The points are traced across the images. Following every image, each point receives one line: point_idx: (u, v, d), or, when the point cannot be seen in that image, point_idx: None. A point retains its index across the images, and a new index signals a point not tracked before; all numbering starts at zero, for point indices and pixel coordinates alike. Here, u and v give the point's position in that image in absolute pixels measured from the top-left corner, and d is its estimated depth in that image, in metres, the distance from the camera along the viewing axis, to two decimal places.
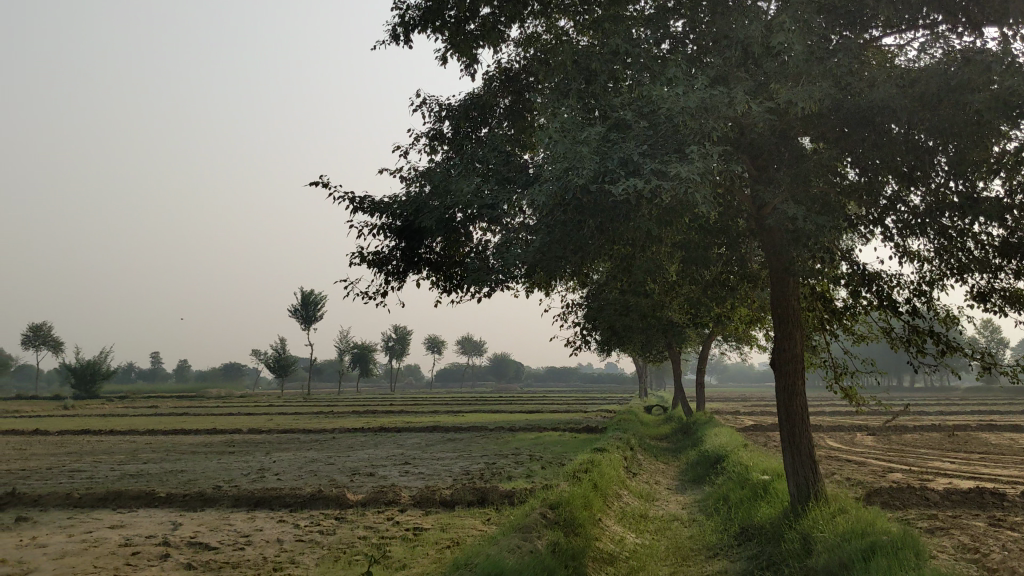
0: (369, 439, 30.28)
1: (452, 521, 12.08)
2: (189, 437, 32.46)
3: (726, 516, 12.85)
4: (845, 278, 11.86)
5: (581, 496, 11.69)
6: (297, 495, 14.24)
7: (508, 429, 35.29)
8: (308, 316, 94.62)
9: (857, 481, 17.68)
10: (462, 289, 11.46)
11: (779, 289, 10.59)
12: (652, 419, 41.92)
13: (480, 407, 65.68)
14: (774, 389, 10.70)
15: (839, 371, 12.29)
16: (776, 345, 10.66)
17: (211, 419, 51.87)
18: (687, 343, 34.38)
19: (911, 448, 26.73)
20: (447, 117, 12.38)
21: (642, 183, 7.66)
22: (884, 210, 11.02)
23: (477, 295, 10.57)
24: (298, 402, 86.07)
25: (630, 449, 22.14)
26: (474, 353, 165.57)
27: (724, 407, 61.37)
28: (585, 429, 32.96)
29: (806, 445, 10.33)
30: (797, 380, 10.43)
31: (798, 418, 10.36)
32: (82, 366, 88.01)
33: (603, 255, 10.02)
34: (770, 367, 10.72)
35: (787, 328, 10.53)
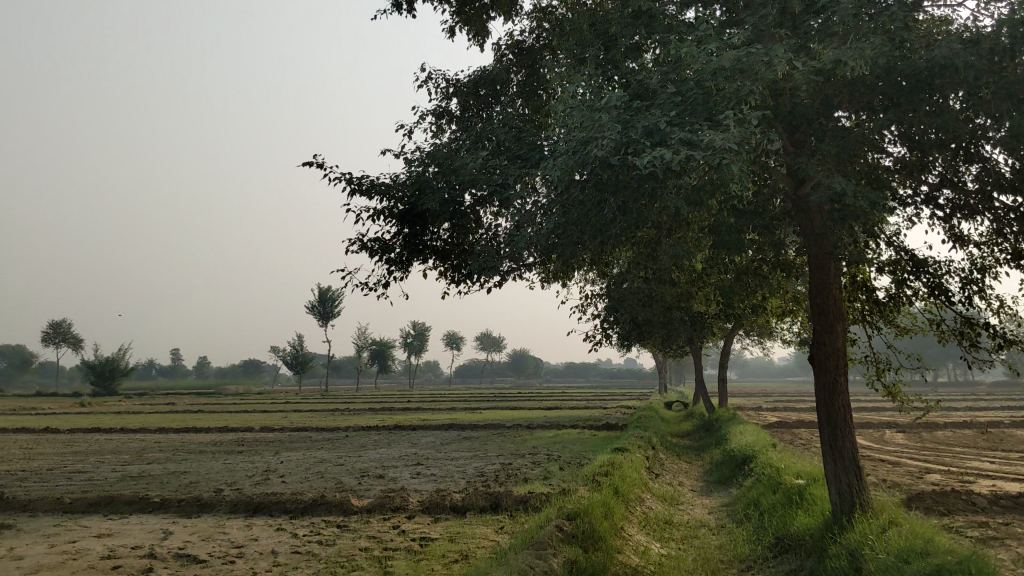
0: (382, 438, 29.45)
1: (462, 530, 11.20)
2: (201, 436, 31.76)
3: (758, 524, 11.88)
4: (888, 266, 10.89)
5: (601, 503, 10.78)
6: (299, 500, 13.40)
7: (525, 427, 34.38)
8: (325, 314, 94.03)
9: (894, 483, 16.65)
10: (470, 281, 10.57)
11: (818, 277, 9.58)
12: (673, 416, 40.92)
13: (498, 403, 64.85)
14: (814, 387, 9.70)
15: (882, 367, 11.32)
16: (815, 339, 9.66)
17: (226, 416, 51.28)
18: (709, 338, 33.35)
19: (945, 446, 25.64)
20: (455, 96, 11.51)
21: (670, 154, 6.75)
22: (933, 190, 10.05)
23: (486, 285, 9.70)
24: (315, 399, 85.59)
25: (652, 449, 21.19)
26: (492, 348, 164.76)
27: (746, 403, 60.25)
28: (605, 427, 32.00)
29: (850, 450, 9.31)
30: (839, 378, 9.44)
31: (841, 419, 9.36)
32: (101, 363, 87.81)
33: (625, 240, 9.11)
34: (809, 363, 9.72)
35: (828, 319, 9.51)
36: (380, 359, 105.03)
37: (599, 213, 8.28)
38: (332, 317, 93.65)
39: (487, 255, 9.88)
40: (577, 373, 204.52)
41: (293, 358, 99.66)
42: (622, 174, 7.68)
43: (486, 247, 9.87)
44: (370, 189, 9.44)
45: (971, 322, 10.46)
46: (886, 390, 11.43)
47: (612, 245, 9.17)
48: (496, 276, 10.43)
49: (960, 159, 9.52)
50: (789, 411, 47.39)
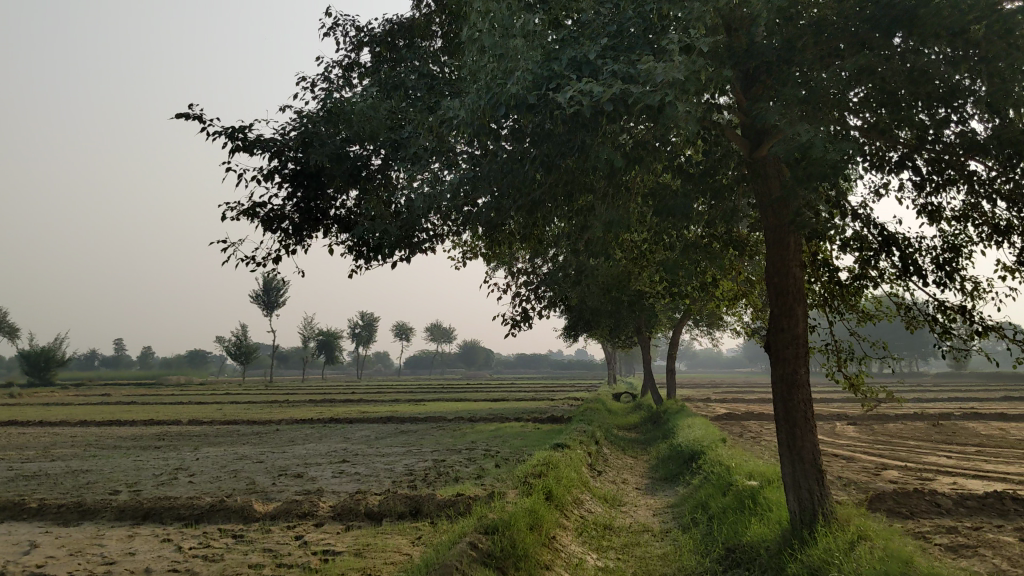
0: (314, 432, 27.87)
1: (373, 542, 9.81)
2: (122, 429, 29.87)
3: (706, 531, 10.66)
4: (853, 243, 9.74)
5: (530, 510, 9.46)
6: (195, 506, 11.91)
7: (467, 419, 33.03)
8: (269, 302, 92.01)
9: (850, 481, 15.62)
10: (379, 256, 9.14)
11: (777, 254, 8.33)
12: (621, 408, 39.88)
13: (443, 395, 63.36)
14: (770, 379, 8.45)
15: (844, 356, 10.16)
16: (772, 325, 8.40)
17: (159, 407, 49.24)
18: (658, 327, 32.28)
19: (898, 440, 24.77)
20: (369, 46, 10.08)
21: (602, 88, 5.43)
22: (904, 156, 8.93)
23: (395, 258, 8.29)
24: (256, 390, 83.31)
25: (595, 444, 19.96)
26: (442, 339, 163.03)
27: (695, 394, 59.63)
28: (550, 420, 30.79)
29: (810, 451, 8.08)
30: (799, 368, 8.19)
31: (802, 417, 8.12)
32: (34, 352, 84.65)
33: (555, 204, 7.77)
34: (765, 351, 8.46)
35: (788, 301, 8.25)
36: (326, 350, 102.78)
37: (517, 172, 6.91)
38: (276, 306, 91.52)
39: (393, 223, 8.49)
40: (526, 364, 203.52)
41: (235, 347, 97.18)
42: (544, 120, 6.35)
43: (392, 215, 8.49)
44: (253, 146, 7.99)
45: (944, 306, 9.34)
46: (847, 382, 10.31)
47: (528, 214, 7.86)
48: (409, 250, 9.01)
49: (936, 119, 8.37)
50: (737, 402, 46.66)
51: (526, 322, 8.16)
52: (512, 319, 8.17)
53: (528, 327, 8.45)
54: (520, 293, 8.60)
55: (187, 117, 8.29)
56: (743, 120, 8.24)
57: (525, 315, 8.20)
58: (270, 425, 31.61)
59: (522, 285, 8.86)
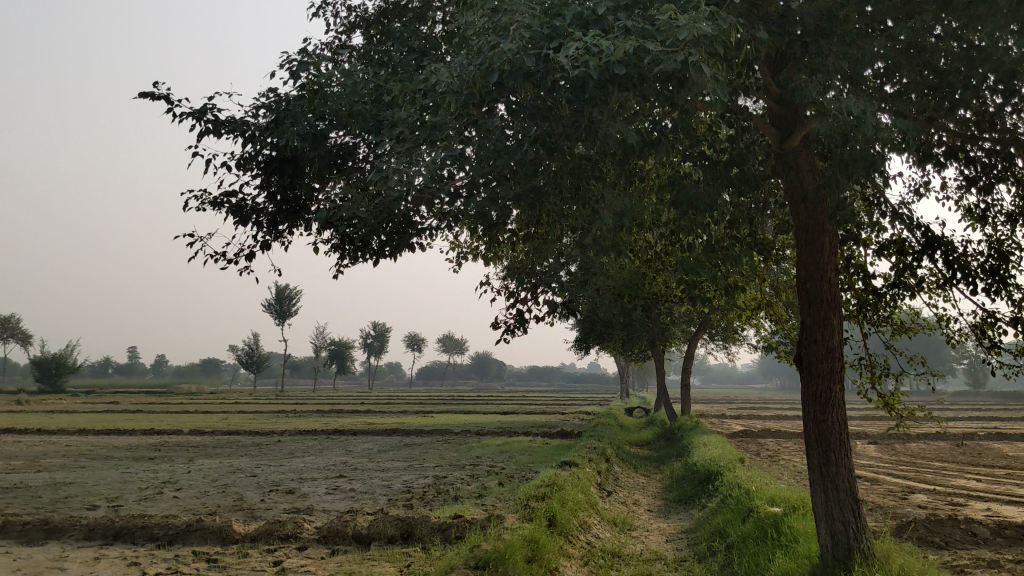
0: (316, 444, 27.01)
1: (358, 570, 8.92)
2: (121, 439, 29.09)
3: (724, 562, 9.72)
4: (890, 246, 8.83)
5: (530, 538, 8.54)
6: (171, 525, 11.06)
7: (474, 433, 32.13)
8: (281, 312, 91.31)
9: (877, 506, 14.65)
10: (367, 254, 8.26)
11: (809, 258, 7.39)
12: (633, 423, 38.87)
13: (454, 407, 62.47)
14: (801, 399, 7.52)
15: (879, 371, 9.22)
16: (803, 336, 7.46)
17: (163, 417, 48.36)
18: (672, 341, 31.32)
19: (923, 460, 23.72)
20: (360, 24, 9.23)
21: (615, 47, 4.62)
22: (949, 149, 8.02)
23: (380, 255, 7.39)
24: (266, 399, 82.57)
25: (606, 462, 19.00)
26: (455, 350, 162.06)
27: (709, 410, 58.49)
28: (560, 435, 29.87)
29: (845, 478, 7.15)
30: (834, 385, 7.25)
31: (836, 440, 7.20)
32: (45, 358, 84.16)
33: (562, 194, 6.83)
34: (795, 366, 7.52)
35: (822, 309, 7.30)
36: (337, 360, 102.00)
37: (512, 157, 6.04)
38: (288, 315, 90.84)
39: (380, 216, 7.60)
40: (538, 377, 202.27)
41: (246, 357, 96.54)
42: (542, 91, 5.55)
43: (377, 207, 7.60)
44: (222, 128, 7.15)
45: (993, 318, 8.41)
46: (881, 401, 9.38)
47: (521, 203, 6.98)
48: (399, 248, 8.13)
49: (988, 106, 7.48)
50: (753, 419, 45.53)
51: (521, 327, 7.27)
52: (503, 327, 7.29)
53: (523, 333, 7.56)
54: (519, 296, 7.70)
55: (153, 96, 7.43)
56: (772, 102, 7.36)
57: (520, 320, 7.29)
58: (272, 436, 30.80)
59: (518, 286, 7.96)
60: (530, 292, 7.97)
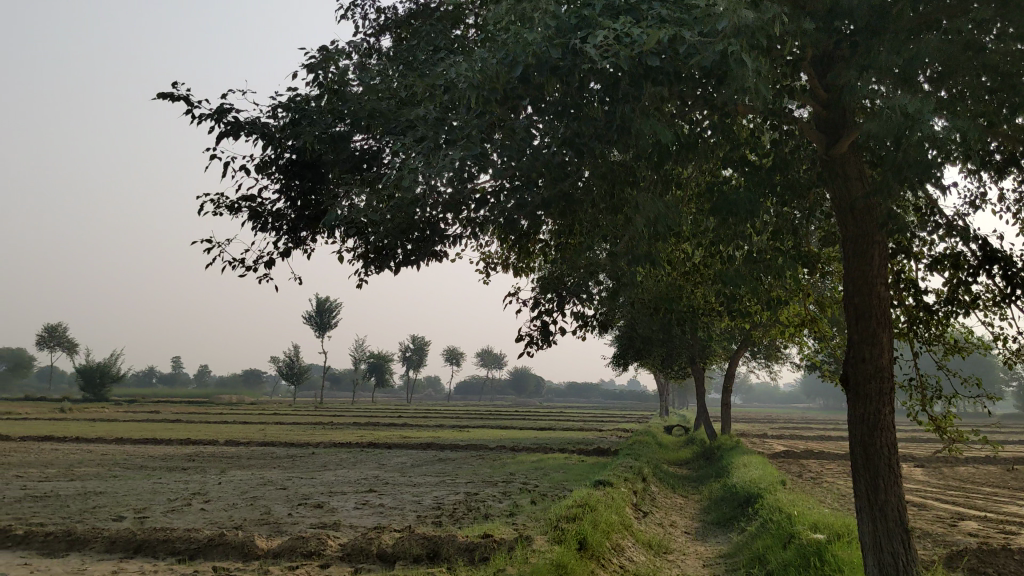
0: (349, 458, 26.77)
1: None
2: (156, 449, 29.05)
3: None
4: (943, 262, 8.37)
5: (559, 562, 8.15)
6: (193, 539, 10.82)
7: (510, 449, 31.71)
8: (321, 325, 91.59)
9: (925, 533, 14.05)
10: (390, 263, 8.00)
11: (857, 271, 6.95)
12: (671, 441, 38.20)
13: (491, 422, 62.02)
14: (847, 420, 7.07)
15: (930, 393, 8.73)
16: (850, 354, 7.02)
17: (201, 427, 48.46)
18: (711, 358, 30.73)
19: (973, 485, 22.91)
20: (389, 26, 8.99)
21: (647, 36, 4.34)
22: (1009, 158, 7.57)
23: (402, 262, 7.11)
24: (304, 411, 82.76)
25: (642, 481, 18.54)
26: (494, 364, 161.81)
27: (750, 429, 57.53)
28: (596, 452, 29.35)
29: (894, 506, 6.69)
30: (883, 407, 6.79)
31: (884, 466, 6.74)
32: (88, 367, 85.08)
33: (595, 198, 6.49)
34: (841, 386, 7.08)
35: (871, 325, 6.84)
36: (376, 373, 102.04)
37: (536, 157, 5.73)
38: (327, 328, 91.08)
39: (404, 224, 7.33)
40: (577, 393, 201.22)
41: (286, 368, 96.93)
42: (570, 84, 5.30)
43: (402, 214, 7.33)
44: (242, 129, 6.91)
45: None
46: (932, 424, 8.89)
47: (549, 208, 6.65)
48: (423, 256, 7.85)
49: None
50: (794, 440, 44.60)
51: (544, 337, 6.91)
52: (525, 337, 6.93)
53: (548, 345, 7.19)
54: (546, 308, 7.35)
55: (173, 98, 7.21)
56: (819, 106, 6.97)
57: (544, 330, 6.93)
58: (306, 448, 30.66)
59: (547, 297, 7.63)
60: (558, 303, 7.62)
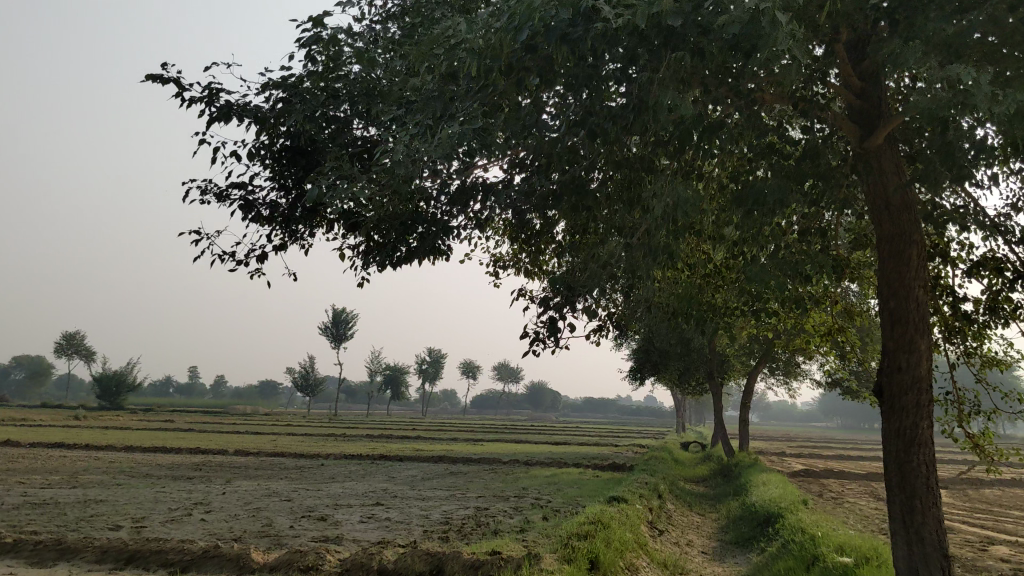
0: (360, 469, 26.28)
1: None
2: (165, 457, 28.63)
3: None
4: (984, 267, 7.82)
5: None
6: (187, 550, 10.36)
7: (524, 463, 31.11)
8: (338, 336, 91.30)
9: (956, 558, 13.38)
10: (391, 258, 7.58)
11: (893, 271, 6.39)
12: (689, 458, 37.46)
13: (506, 436, 61.37)
14: (882, 436, 6.51)
15: (969, 408, 8.17)
16: (884, 362, 6.46)
17: (213, 437, 48.04)
18: (731, 374, 30.06)
19: (1001, 508, 22.14)
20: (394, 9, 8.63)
21: None
22: None
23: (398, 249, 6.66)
24: (319, 422, 82.33)
25: (658, 498, 17.94)
26: (510, 378, 161.07)
27: (769, 447, 56.60)
28: (612, 468, 28.72)
29: (933, 529, 6.13)
30: (922, 422, 6.22)
31: (923, 486, 6.18)
32: (105, 376, 85.09)
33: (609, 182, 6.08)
34: (874, 398, 6.53)
35: (908, 331, 6.28)
36: (392, 386, 101.50)
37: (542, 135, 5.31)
38: (344, 340, 90.68)
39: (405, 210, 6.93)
40: (594, 408, 200.04)
41: (302, 379, 96.57)
42: (580, 53, 4.90)
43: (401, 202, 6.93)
44: (233, 112, 6.53)
45: None
46: (969, 442, 8.32)
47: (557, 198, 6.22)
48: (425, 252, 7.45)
49: None
50: (815, 459, 43.71)
51: (550, 336, 6.38)
52: (530, 338, 6.42)
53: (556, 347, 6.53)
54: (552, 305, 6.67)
55: (162, 80, 6.85)
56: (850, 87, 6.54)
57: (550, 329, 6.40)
58: (316, 460, 30.16)
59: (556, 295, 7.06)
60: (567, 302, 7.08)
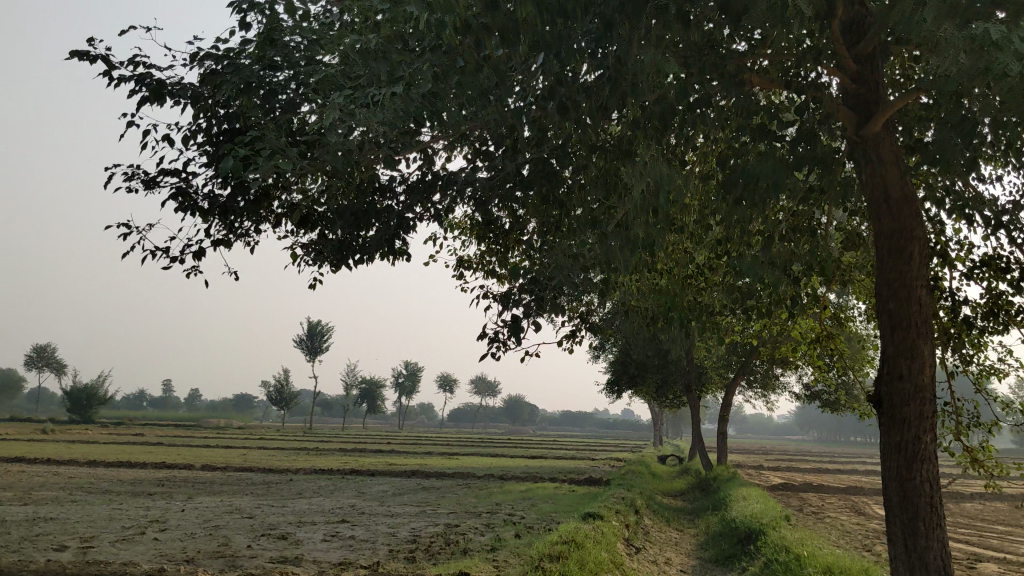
0: (329, 484, 25.48)
1: None
2: (129, 473, 27.69)
3: None
4: (981, 267, 7.31)
5: None
6: None
7: (499, 477, 30.42)
8: (314, 348, 90.27)
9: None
10: (343, 257, 6.96)
11: (893, 271, 5.85)
12: (667, 472, 36.89)
13: (482, 450, 60.60)
14: (880, 450, 5.94)
15: (965, 419, 7.62)
16: (883, 369, 5.90)
17: (182, 452, 46.97)
18: (708, 386, 29.55)
19: (983, 523, 21.69)
20: None
21: None
22: None
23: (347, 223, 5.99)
24: (293, 436, 81.15)
25: (635, 514, 17.34)
26: (488, 392, 159.93)
27: (747, 461, 56.23)
28: (587, 482, 28.12)
29: (937, 552, 5.56)
30: (924, 434, 5.66)
31: (926, 505, 5.62)
32: (76, 389, 83.55)
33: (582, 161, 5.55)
34: (873, 407, 5.95)
35: (910, 336, 5.74)
36: (367, 399, 100.35)
37: (505, 111, 4.81)
38: (319, 352, 89.62)
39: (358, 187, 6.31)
40: (572, 421, 199.39)
41: (277, 393, 95.31)
42: (545, 12, 4.36)
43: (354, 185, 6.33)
44: (167, 89, 5.92)
45: None
46: (967, 455, 7.77)
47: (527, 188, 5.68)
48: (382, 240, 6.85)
49: None
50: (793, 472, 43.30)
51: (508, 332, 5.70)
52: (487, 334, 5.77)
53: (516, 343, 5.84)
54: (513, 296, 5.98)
55: (88, 57, 6.23)
56: (846, 65, 6.01)
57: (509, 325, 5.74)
58: (286, 475, 29.31)
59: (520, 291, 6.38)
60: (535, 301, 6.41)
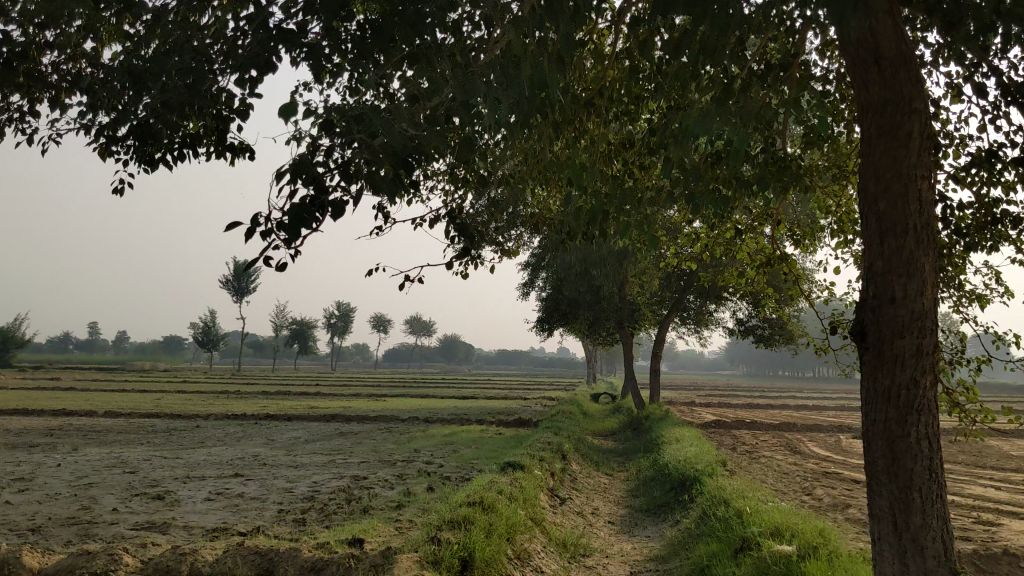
0: (237, 432, 23.67)
1: None
2: (21, 421, 25.43)
3: None
4: (975, 171, 5.93)
5: None
6: None
7: (424, 421, 28.87)
8: (240, 289, 87.27)
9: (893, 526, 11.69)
10: (152, 144, 5.37)
11: (885, 158, 4.34)
12: (599, 411, 35.76)
13: (413, 390, 58.85)
14: (861, 398, 4.50)
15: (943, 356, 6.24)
16: (869, 287, 4.43)
17: (93, 396, 44.40)
18: (640, 323, 28.26)
19: None
20: None
21: None
22: None
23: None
24: (218, 379, 78.43)
25: (562, 460, 16.00)
26: (422, 331, 157.98)
27: (680, 398, 55.51)
28: (516, 424, 26.81)
29: (931, 536, 4.17)
30: (925, 376, 4.22)
31: (923, 472, 4.19)
32: None
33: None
34: (854, 341, 4.50)
35: (907, 245, 4.26)
36: (296, 339, 97.68)
37: None
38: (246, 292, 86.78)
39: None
40: (508, 360, 198.95)
41: (203, 335, 92.06)
42: None
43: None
44: None
45: None
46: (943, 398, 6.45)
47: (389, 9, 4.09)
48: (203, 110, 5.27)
49: None
50: (728, 409, 42.53)
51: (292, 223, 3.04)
52: (227, 227, 3.16)
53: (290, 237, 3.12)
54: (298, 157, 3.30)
55: None
56: None
57: (297, 211, 3.10)
58: (191, 421, 27.26)
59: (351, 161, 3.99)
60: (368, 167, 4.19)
